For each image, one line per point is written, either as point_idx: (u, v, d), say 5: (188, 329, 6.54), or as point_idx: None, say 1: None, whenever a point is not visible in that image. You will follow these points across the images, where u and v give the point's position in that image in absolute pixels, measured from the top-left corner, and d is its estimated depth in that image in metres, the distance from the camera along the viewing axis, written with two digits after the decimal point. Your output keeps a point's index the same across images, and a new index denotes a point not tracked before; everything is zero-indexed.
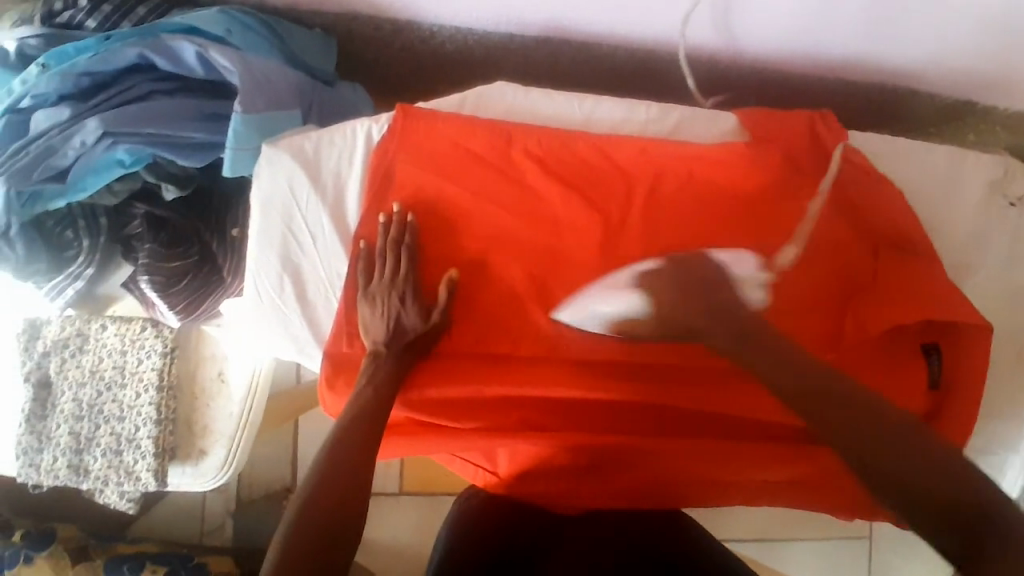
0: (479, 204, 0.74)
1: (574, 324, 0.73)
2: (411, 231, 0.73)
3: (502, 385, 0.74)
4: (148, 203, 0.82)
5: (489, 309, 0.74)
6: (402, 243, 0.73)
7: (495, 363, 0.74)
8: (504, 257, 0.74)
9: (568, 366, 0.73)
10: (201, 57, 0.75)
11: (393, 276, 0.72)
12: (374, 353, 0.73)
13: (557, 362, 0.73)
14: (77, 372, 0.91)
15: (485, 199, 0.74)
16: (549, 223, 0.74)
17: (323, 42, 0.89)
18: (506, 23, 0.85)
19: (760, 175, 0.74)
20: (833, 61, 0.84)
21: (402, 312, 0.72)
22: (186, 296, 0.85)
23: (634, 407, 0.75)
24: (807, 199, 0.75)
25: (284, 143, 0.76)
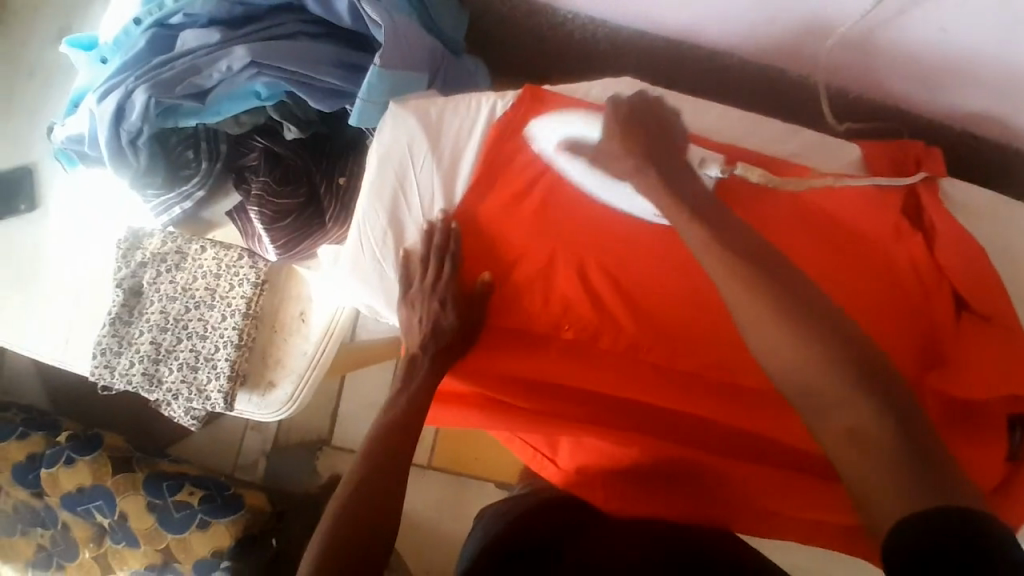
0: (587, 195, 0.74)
1: (659, 325, 0.74)
2: (450, 240, 0.75)
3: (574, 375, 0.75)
4: (268, 138, 0.87)
5: (579, 295, 0.75)
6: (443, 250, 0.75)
7: (574, 351, 0.75)
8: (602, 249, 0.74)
9: (647, 366, 0.74)
10: (353, 7, 0.78)
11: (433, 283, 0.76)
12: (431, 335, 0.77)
13: (637, 361, 0.74)
14: (169, 286, 0.95)
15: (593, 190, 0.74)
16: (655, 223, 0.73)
17: (457, 14, 0.92)
18: (638, 22, 0.86)
19: (884, 217, 0.72)
20: (959, 113, 0.84)
21: (442, 314, 0.75)
22: (288, 233, 0.89)
23: (707, 421, 0.74)
24: (932, 247, 0.71)
25: (411, 104, 0.78)
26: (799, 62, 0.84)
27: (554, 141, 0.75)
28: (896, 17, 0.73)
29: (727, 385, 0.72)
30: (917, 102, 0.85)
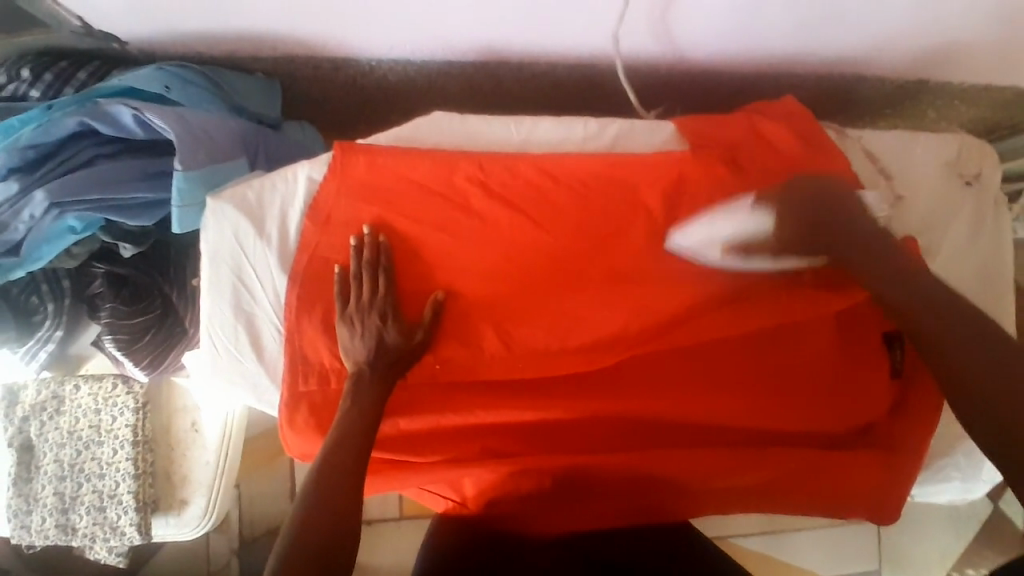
0: (433, 232, 0.76)
1: (526, 350, 0.75)
2: (384, 252, 0.74)
3: (466, 414, 0.75)
4: (107, 262, 0.84)
5: (464, 319, 0.75)
6: (377, 263, 0.74)
7: (456, 391, 0.76)
8: (471, 274, 0.75)
9: (519, 390, 0.76)
10: (139, 119, 0.76)
11: (369, 299, 0.74)
12: (356, 371, 0.72)
13: (510, 388, 0.76)
14: (56, 433, 0.92)
15: (438, 227, 0.76)
16: (505, 241, 0.75)
17: (266, 88, 0.90)
18: (443, 51, 0.85)
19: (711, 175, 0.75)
20: (775, 57, 0.85)
21: (382, 331, 0.73)
22: (151, 351, 0.87)
23: (586, 427, 0.77)
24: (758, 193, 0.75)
25: (227, 194, 0.76)
26: (616, 48, 0.84)
27: (697, 238, 0.74)
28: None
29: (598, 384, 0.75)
30: (733, 59, 0.85)
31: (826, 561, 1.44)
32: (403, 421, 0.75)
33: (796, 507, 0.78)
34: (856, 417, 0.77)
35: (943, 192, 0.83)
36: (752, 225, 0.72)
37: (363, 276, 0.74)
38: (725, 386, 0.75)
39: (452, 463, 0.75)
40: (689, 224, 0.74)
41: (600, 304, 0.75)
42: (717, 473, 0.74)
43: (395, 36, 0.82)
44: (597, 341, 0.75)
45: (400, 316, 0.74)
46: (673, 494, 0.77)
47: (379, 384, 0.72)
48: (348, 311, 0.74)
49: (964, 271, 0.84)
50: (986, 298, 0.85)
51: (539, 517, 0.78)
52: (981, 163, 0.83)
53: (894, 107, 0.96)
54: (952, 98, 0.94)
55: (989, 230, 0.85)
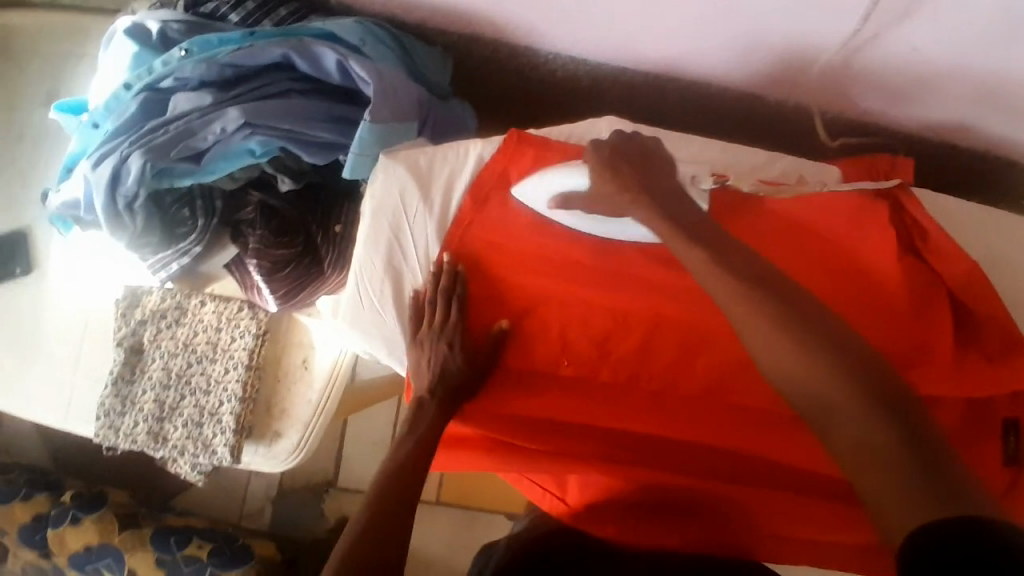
0: (521, 253, 0.76)
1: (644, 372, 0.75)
2: (460, 280, 0.76)
3: (585, 414, 0.77)
4: (263, 191, 0.88)
5: (550, 343, 0.77)
6: (452, 291, 0.76)
7: (578, 388, 0.77)
8: (564, 301, 0.75)
9: (647, 402, 0.76)
10: (340, 65, 0.81)
11: (441, 323, 0.77)
12: (419, 401, 0.79)
13: (639, 397, 0.76)
14: (170, 343, 0.96)
15: (526, 249, 0.76)
16: (598, 273, 0.75)
17: (441, 61, 0.93)
18: (618, 57, 0.89)
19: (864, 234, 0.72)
20: (936, 126, 0.87)
21: (448, 357, 0.76)
22: (288, 283, 0.89)
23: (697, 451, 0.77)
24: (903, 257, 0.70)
25: (401, 155, 0.80)
26: (790, 86, 0.86)
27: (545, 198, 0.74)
28: (888, 43, 0.73)
29: None
30: (893, 118, 0.88)
31: None
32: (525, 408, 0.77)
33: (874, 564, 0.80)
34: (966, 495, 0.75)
35: None
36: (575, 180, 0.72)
37: (437, 303, 0.76)
38: None
39: (560, 455, 0.77)
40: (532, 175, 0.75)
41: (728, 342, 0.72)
42: (813, 522, 0.75)
43: (579, 35, 0.86)
44: (722, 376, 0.73)
45: (466, 339, 0.77)
46: (759, 529, 0.79)
47: (439, 410, 0.78)
48: (418, 336, 0.78)
49: None
50: None
51: (626, 520, 0.81)
52: None
53: None
54: None
55: None
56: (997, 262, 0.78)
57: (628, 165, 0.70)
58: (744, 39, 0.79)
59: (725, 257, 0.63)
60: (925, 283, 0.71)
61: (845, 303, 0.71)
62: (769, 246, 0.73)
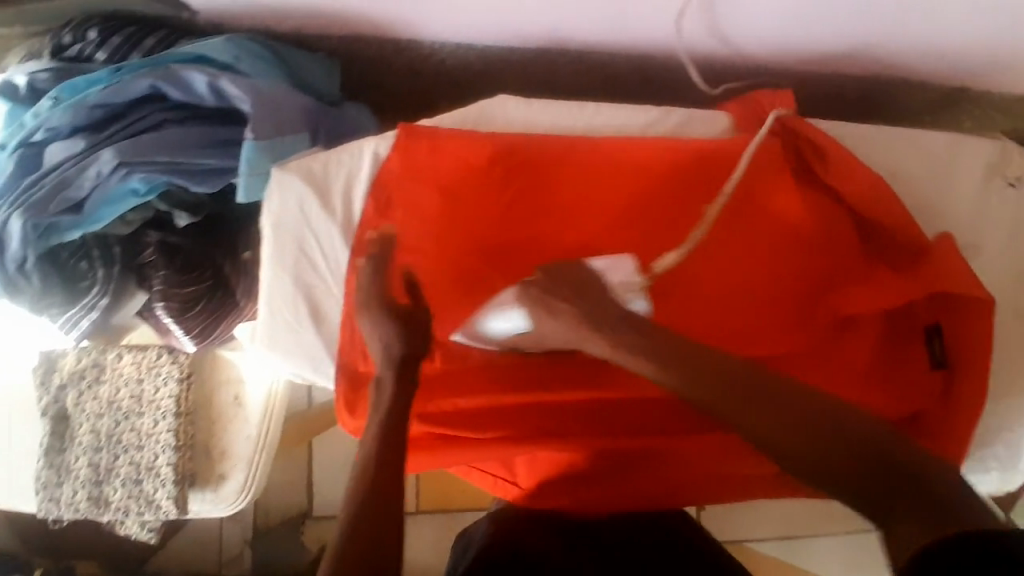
0: (458, 225, 0.78)
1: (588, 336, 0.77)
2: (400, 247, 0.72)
3: (529, 393, 0.77)
4: (160, 231, 0.84)
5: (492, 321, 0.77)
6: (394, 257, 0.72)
7: (514, 366, 0.78)
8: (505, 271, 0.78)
9: (591, 365, 0.77)
10: (212, 86, 0.77)
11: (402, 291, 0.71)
12: (379, 379, 0.70)
13: (579, 363, 0.78)
14: (94, 403, 0.92)
15: (463, 220, 0.78)
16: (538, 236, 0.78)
17: (326, 66, 0.90)
18: (503, 36, 0.87)
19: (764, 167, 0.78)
20: (827, 55, 0.87)
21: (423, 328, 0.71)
22: (203, 319, 0.86)
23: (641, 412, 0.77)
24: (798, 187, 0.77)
25: (294, 165, 0.76)
26: (675, 41, 0.85)
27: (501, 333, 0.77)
28: None
29: None
30: (785, 54, 0.87)
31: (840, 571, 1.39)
32: (469, 397, 0.77)
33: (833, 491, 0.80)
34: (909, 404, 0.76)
35: (985, 194, 0.84)
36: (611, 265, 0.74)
37: (373, 273, 0.72)
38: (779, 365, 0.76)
39: (508, 440, 0.77)
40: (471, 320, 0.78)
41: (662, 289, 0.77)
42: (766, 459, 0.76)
43: (458, 19, 0.83)
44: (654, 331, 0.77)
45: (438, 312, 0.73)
46: (718, 477, 0.79)
47: (399, 393, 0.69)
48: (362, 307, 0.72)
49: (1009, 271, 0.84)
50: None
51: (587, 495, 0.79)
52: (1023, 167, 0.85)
53: (935, 114, 0.99)
54: (994, 109, 0.97)
55: None
56: (897, 175, 0.84)
57: (575, 293, 0.69)
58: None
59: (651, 347, 0.61)
60: (832, 212, 0.77)
61: (757, 240, 0.77)
62: (681, 198, 0.78)
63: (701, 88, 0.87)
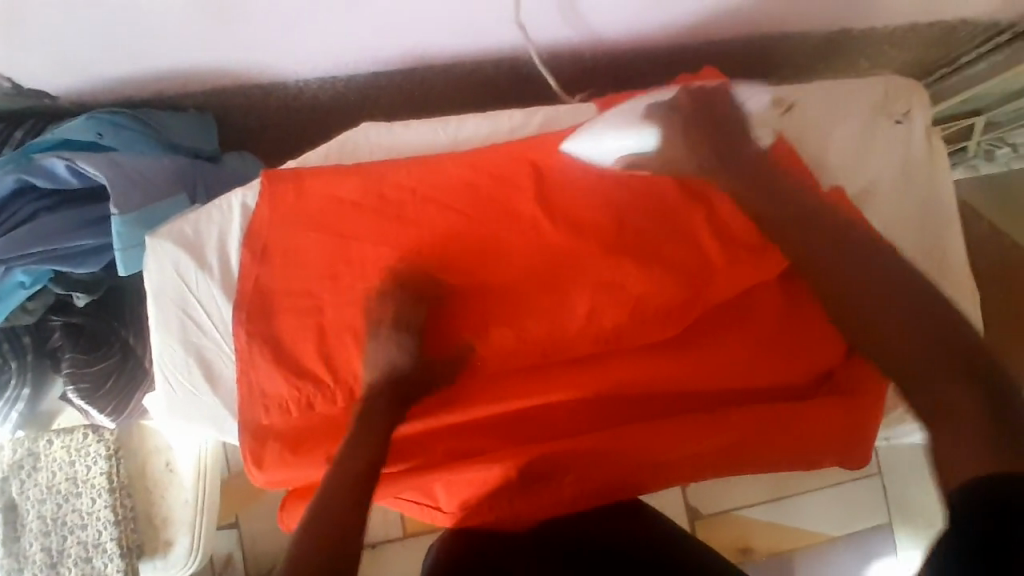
0: (362, 247, 0.77)
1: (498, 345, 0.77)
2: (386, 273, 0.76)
3: (442, 414, 0.77)
4: (63, 314, 0.85)
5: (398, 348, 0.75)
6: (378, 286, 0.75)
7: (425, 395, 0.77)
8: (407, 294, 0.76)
9: (503, 377, 0.78)
10: (73, 169, 0.78)
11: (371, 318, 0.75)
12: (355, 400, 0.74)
13: (487, 378, 0.78)
14: (36, 490, 0.91)
15: (363, 241, 0.76)
16: (438, 248, 0.77)
17: (201, 122, 0.90)
18: (364, 63, 0.86)
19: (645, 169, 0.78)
20: (691, 24, 0.86)
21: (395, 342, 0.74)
22: (113, 397, 0.87)
23: (549, 416, 0.78)
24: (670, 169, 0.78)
25: (164, 230, 0.76)
26: (534, 39, 0.85)
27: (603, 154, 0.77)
28: None
29: (551, 368, 0.78)
30: (647, 32, 0.86)
31: (834, 520, 1.28)
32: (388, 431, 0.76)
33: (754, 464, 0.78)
34: (810, 365, 0.78)
35: (872, 136, 0.83)
36: (639, 142, 0.75)
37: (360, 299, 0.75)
38: (668, 349, 0.78)
39: (421, 469, 0.76)
40: (581, 133, 0.76)
41: (569, 290, 0.77)
42: (680, 439, 0.75)
43: (311, 56, 0.83)
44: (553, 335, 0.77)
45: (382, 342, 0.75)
46: (648, 466, 0.75)
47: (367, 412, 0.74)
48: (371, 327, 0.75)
49: (907, 207, 0.83)
50: (935, 241, 0.82)
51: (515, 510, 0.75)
52: (911, 101, 0.83)
53: (823, 59, 0.97)
54: (879, 43, 0.95)
55: (926, 165, 0.83)
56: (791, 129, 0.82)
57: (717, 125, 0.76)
58: (461, 14, 0.78)
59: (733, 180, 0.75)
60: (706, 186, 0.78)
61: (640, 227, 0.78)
62: (557, 196, 0.78)
63: (566, 98, 0.88)
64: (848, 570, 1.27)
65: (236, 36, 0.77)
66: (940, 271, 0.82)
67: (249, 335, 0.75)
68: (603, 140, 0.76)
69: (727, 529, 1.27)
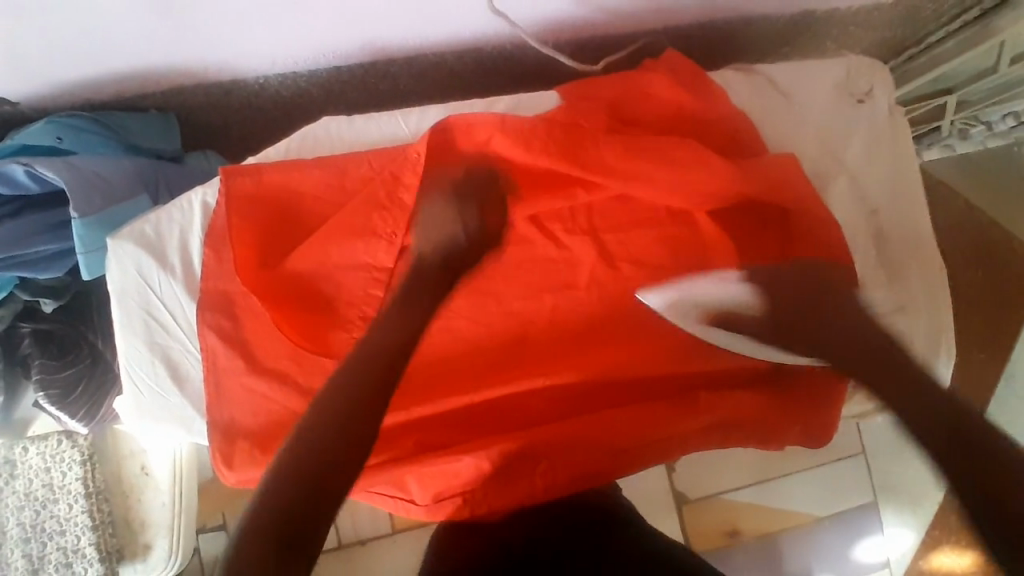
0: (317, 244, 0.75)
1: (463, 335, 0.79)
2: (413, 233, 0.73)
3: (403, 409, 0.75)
4: (31, 320, 0.85)
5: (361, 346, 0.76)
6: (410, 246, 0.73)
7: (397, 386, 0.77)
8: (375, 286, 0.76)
9: (469, 365, 0.78)
10: (32, 174, 0.77)
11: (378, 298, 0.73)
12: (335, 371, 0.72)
13: (452, 368, 0.78)
14: (14, 497, 0.91)
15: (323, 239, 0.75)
16: None
17: (163, 122, 0.90)
18: (324, 59, 0.86)
19: (613, 139, 0.72)
20: (651, 9, 0.85)
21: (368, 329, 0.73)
22: (85, 403, 0.86)
23: (521, 403, 0.78)
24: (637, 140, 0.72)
25: (125, 231, 0.75)
26: (495, 28, 0.85)
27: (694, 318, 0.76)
28: None
29: (516, 356, 0.79)
30: (606, 19, 0.86)
31: (822, 500, 1.28)
32: None
33: (727, 440, 0.77)
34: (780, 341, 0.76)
35: (836, 115, 0.82)
36: (737, 297, 0.74)
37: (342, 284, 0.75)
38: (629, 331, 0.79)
39: (394, 462, 0.74)
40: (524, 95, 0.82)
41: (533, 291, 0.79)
42: (647, 420, 0.75)
43: (267, 53, 0.83)
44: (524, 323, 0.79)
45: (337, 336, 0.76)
46: (619, 449, 0.75)
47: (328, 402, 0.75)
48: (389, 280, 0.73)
49: (874, 186, 0.81)
50: (902, 219, 0.81)
51: (491, 503, 0.75)
52: (872, 80, 0.83)
53: (791, 43, 0.96)
54: (844, 24, 0.94)
55: (890, 143, 0.82)
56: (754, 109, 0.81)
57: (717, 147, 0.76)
58: (417, 6, 0.78)
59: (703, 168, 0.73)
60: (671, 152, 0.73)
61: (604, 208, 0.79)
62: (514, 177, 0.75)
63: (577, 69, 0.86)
64: (834, 550, 1.28)
65: (191, 36, 0.77)
66: (911, 251, 0.80)
67: (213, 330, 0.75)
68: (704, 287, 0.76)
69: (714, 513, 1.27)
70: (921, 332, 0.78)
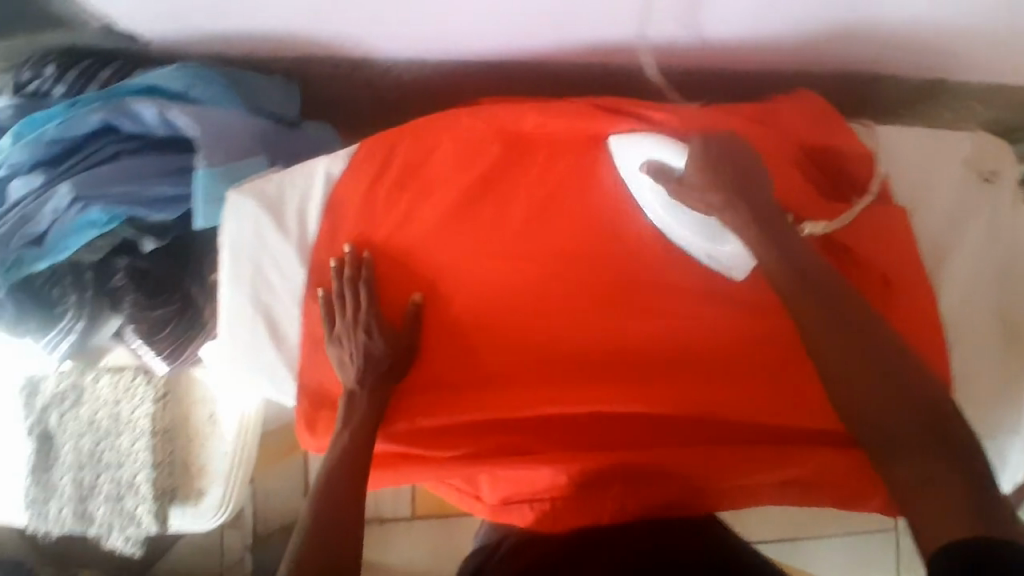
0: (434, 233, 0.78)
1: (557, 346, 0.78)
2: (366, 266, 0.76)
3: (484, 410, 0.76)
4: (129, 255, 0.84)
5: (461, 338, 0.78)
6: (358, 278, 0.76)
7: (487, 384, 0.77)
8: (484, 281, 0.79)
9: (556, 376, 0.78)
10: (161, 116, 0.80)
11: (355, 316, 0.75)
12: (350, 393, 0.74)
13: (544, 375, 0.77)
14: (76, 423, 0.93)
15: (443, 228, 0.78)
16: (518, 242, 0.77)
17: (285, 86, 0.91)
18: (459, 51, 0.87)
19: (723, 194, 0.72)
20: (787, 51, 0.86)
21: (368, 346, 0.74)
22: (171, 342, 0.88)
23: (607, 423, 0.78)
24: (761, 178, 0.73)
25: (248, 188, 0.77)
26: (631, 46, 0.86)
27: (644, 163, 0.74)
28: None
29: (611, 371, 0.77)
30: (740, 54, 0.87)
31: (840, 563, 1.28)
32: (424, 418, 0.77)
33: (799, 498, 0.79)
34: None
35: (961, 189, 0.83)
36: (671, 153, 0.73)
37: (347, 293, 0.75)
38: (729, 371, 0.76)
39: (471, 458, 0.76)
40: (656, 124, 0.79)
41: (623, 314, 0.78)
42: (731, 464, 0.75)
43: (408, 36, 0.84)
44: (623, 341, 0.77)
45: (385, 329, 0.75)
46: (690, 482, 0.78)
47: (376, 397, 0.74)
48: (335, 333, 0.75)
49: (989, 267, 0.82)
50: (1007, 305, 0.82)
51: (557, 513, 0.80)
52: (1000, 162, 0.84)
53: (911, 106, 0.97)
54: (968, 97, 0.95)
55: (1008, 225, 0.83)
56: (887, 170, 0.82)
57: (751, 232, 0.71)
58: (567, 12, 0.79)
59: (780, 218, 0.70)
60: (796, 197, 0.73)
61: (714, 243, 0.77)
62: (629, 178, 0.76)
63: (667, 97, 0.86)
64: None
65: (345, 6, 0.78)
66: (1011, 338, 0.81)
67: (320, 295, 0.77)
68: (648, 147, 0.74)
69: None
70: (1003, 420, 0.80)
